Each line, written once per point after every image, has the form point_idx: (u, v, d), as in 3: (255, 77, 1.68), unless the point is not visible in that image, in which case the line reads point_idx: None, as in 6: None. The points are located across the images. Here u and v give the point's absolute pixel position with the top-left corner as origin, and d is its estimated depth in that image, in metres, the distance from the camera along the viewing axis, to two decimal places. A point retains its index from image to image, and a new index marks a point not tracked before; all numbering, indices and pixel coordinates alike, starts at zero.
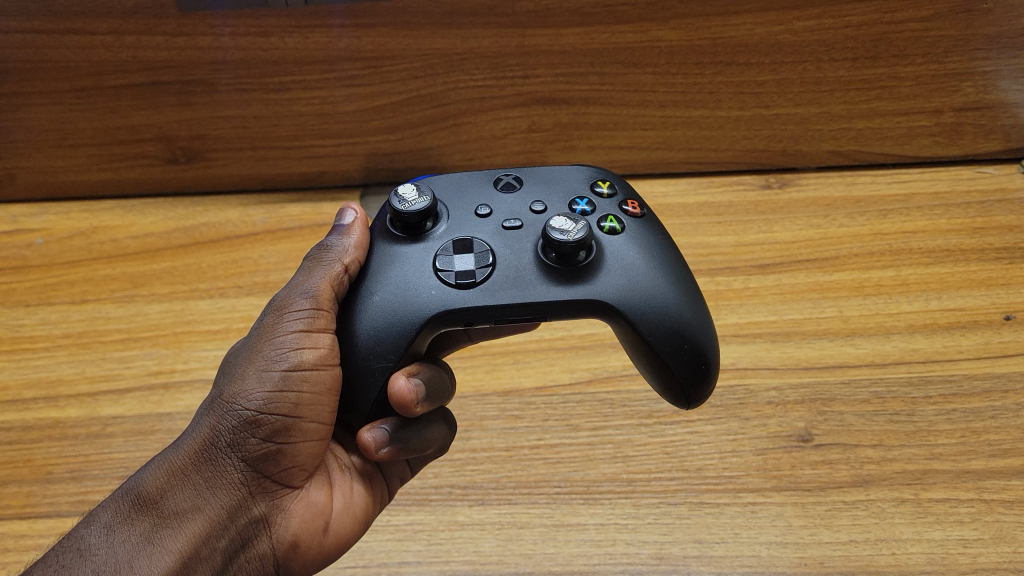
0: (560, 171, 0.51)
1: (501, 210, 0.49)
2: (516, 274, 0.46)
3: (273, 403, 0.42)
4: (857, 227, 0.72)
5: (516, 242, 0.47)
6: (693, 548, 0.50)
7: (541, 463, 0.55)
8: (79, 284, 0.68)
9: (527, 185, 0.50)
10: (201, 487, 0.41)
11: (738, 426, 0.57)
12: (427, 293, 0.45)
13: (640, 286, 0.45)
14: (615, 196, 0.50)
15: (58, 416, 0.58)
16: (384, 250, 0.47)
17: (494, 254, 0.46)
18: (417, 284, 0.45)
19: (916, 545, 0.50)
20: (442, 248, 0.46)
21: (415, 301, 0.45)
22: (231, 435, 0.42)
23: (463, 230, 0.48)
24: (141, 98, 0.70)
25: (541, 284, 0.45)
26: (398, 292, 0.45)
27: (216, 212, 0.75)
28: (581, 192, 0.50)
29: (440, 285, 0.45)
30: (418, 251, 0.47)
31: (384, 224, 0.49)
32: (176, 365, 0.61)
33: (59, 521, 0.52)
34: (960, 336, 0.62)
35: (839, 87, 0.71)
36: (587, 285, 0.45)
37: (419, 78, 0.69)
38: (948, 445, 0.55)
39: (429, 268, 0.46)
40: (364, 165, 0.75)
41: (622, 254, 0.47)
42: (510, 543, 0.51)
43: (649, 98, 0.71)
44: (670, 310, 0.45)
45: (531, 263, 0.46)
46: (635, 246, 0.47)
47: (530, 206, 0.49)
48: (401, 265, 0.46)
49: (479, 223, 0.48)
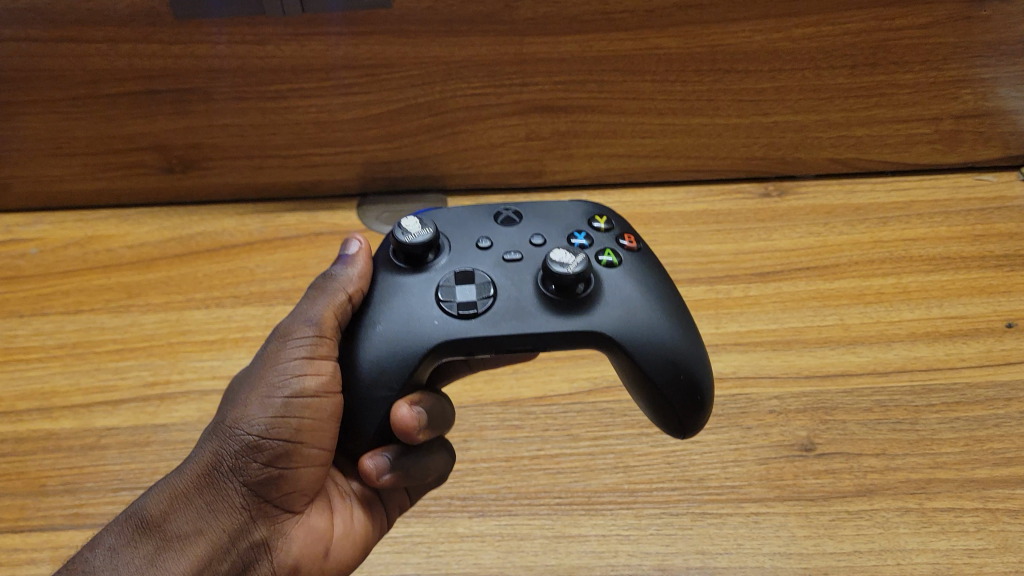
0: (559, 205, 0.51)
1: (501, 243, 0.48)
2: (517, 304, 0.45)
3: (274, 429, 0.41)
4: (857, 234, 0.71)
5: (516, 272, 0.47)
6: (695, 559, 0.49)
7: (542, 474, 0.54)
8: (74, 294, 0.68)
9: (527, 219, 0.50)
10: (204, 511, 0.41)
11: (740, 436, 0.56)
12: (429, 322, 0.44)
13: (638, 318, 0.45)
14: (613, 230, 0.50)
15: (52, 428, 0.57)
16: (385, 279, 0.47)
17: (496, 285, 0.46)
18: (419, 312, 0.45)
19: (921, 555, 0.49)
20: (444, 278, 0.46)
21: (416, 330, 0.44)
22: (234, 460, 0.41)
23: (463, 261, 0.47)
24: (136, 107, 0.70)
25: (542, 315, 0.45)
26: (400, 320, 0.45)
27: (213, 221, 0.75)
28: (579, 223, 0.49)
29: (442, 314, 0.44)
30: (420, 281, 0.46)
31: (387, 254, 0.48)
32: (171, 376, 0.60)
33: (54, 534, 0.51)
34: (962, 344, 0.61)
35: (837, 94, 0.71)
36: (584, 316, 0.45)
37: (416, 86, 0.68)
38: (952, 454, 0.54)
39: (430, 297, 0.45)
40: (361, 174, 0.75)
41: (620, 287, 0.46)
42: (511, 555, 0.50)
43: (647, 106, 0.71)
44: (664, 345, 0.45)
45: (530, 294, 0.45)
46: (632, 279, 0.47)
47: (530, 238, 0.48)
48: (404, 294, 0.46)
49: (480, 255, 0.48)
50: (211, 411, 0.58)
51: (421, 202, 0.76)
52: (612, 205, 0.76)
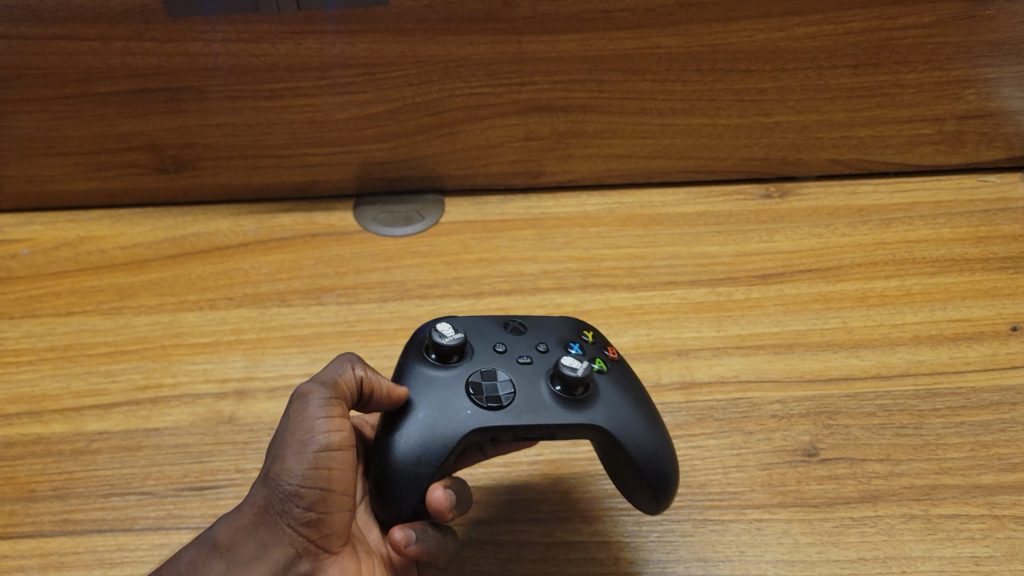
0: (553, 321, 0.55)
1: (513, 347, 0.51)
2: (533, 400, 0.47)
3: (311, 481, 0.41)
4: (860, 236, 0.71)
5: (531, 374, 0.49)
6: (697, 567, 0.48)
7: (540, 481, 0.53)
8: (65, 296, 0.66)
9: (530, 329, 0.53)
10: (244, 564, 0.40)
11: (742, 441, 0.55)
12: (461, 412, 0.46)
13: (639, 419, 0.48)
14: (600, 343, 0.53)
15: (41, 432, 0.56)
16: (411, 375, 0.49)
17: (514, 383, 0.48)
18: (451, 402, 0.47)
19: (927, 563, 0.48)
20: (471, 376, 0.48)
21: (451, 418, 0.46)
22: (275, 512, 0.41)
23: (485, 361, 0.50)
24: (129, 106, 0.69)
25: (556, 410, 0.47)
26: (435, 409, 0.46)
27: (207, 222, 0.74)
28: (573, 337, 0.53)
29: (472, 407, 0.47)
30: (446, 377, 0.48)
31: (409, 354, 0.51)
32: (164, 379, 0.59)
33: (42, 541, 0.49)
34: (966, 347, 0.61)
35: (839, 94, 0.70)
36: (589, 415, 0.47)
37: (414, 85, 0.67)
38: (957, 459, 0.53)
39: (460, 390, 0.48)
40: (357, 174, 0.74)
41: (617, 391, 0.49)
42: (509, 562, 0.49)
43: (648, 106, 0.70)
44: (650, 448, 0.47)
45: (543, 391, 0.48)
46: (625, 385, 0.50)
47: (537, 346, 0.51)
48: (433, 387, 0.48)
49: (497, 357, 0.50)
50: (204, 415, 0.57)
51: (418, 202, 0.75)
52: (612, 206, 0.75)
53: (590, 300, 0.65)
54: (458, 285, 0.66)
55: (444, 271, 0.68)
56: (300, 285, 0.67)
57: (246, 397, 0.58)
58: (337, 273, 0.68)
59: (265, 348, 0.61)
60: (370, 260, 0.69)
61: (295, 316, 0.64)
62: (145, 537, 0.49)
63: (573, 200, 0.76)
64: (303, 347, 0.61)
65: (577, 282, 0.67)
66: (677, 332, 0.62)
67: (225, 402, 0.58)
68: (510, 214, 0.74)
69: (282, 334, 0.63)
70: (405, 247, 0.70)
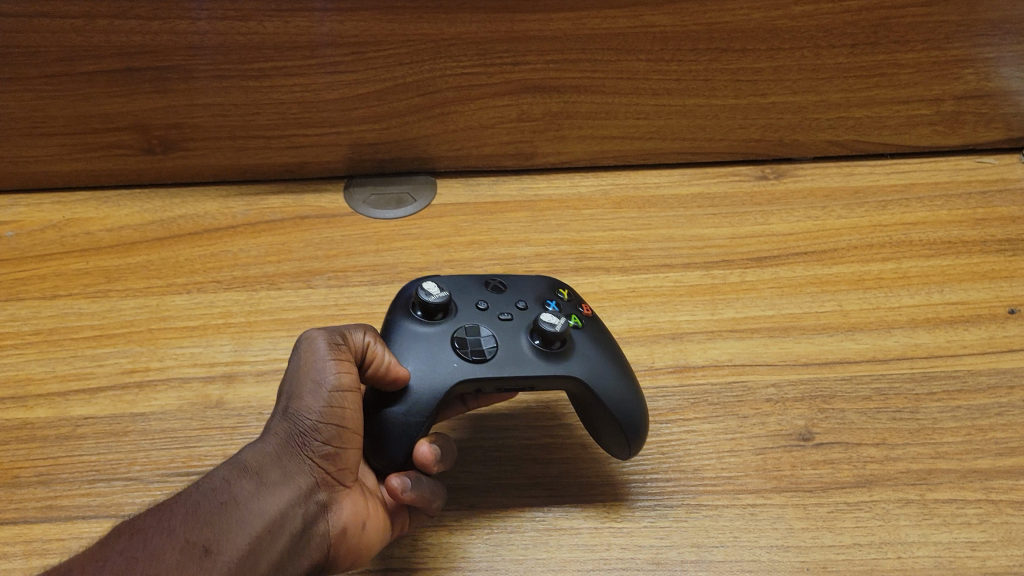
0: (530, 279, 0.56)
1: (494, 305, 0.53)
2: (515, 353, 0.50)
3: (328, 418, 0.43)
4: (856, 218, 0.70)
5: (512, 329, 0.51)
6: (690, 553, 0.47)
7: (531, 465, 0.53)
8: (51, 279, 0.65)
9: (510, 288, 0.55)
10: (273, 486, 0.41)
11: (737, 425, 0.54)
12: (448, 364, 0.48)
13: (613, 372, 0.50)
14: (576, 300, 0.55)
15: (26, 417, 0.55)
16: (398, 333, 0.51)
17: (496, 339, 0.50)
18: (438, 355, 0.49)
19: (923, 548, 0.47)
20: (455, 332, 0.50)
21: (439, 370, 0.48)
22: (298, 443, 0.43)
23: (469, 317, 0.52)
24: (114, 86, 0.67)
25: (536, 362, 0.49)
26: (424, 361, 0.48)
27: (195, 204, 0.73)
28: (549, 296, 0.54)
29: (457, 361, 0.49)
30: (431, 334, 0.50)
31: (395, 313, 0.52)
32: (151, 363, 0.58)
33: (26, 528, 0.48)
34: (963, 330, 0.60)
35: (837, 74, 0.69)
36: (567, 366, 0.49)
37: (404, 65, 0.66)
38: (953, 444, 0.53)
39: (445, 345, 0.49)
40: (348, 156, 0.73)
41: (593, 346, 0.51)
42: (501, 548, 0.48)
43: (642, 86, 0.69)
44: (621, 398, 0.49)
45: (524, 345, 0.50)
46: (601, 340, 0.52)
47: (516, 303, 0.53)
48: (419, 343, 0.50)
49: (479, 314, 0.52)
50: (191, 400, 0.56)
51: (410, 183, 0.74)
52: (606, 187, 0.74)
53: (583, 283, 0.65)
54: (449, 268, 0.65)
55: (435, 254, 0.67)
56: (289, 267, 0.66)
57: (234, 381, 0.57)
58: (327, 256, 0.67)
59: (253, 332, 0.61)
60: (360, 242, 0.68)
61: (284, 299, 0.63)
62: None
63: (566, 181, 0.75)
64: (292, 331, 0.61)
65: (570, 265, 0.66)
66: (671, 315, 0.62)
67: (213, 385, 0.57)
68: (503, 195, 0.73)
69: (271, 318, 0.62)
70: (396, 229, 0.69)
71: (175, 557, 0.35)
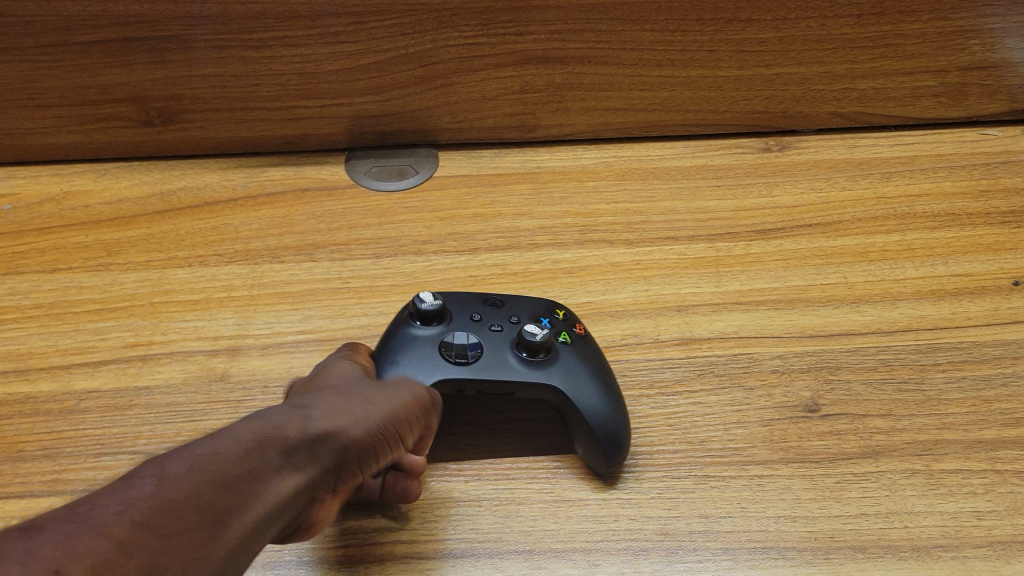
0: (529, 297, 0.57)
1: (487, 316, 0.54)
2: (497, 362, 0.51)
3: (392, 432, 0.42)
4: (860, 190, 0.70)
5: (500, 338, 0.52)
6: (698, 523, 0.47)
7: (536, 440, 0.53)
8: (50, 252, 0.65)
9: (508, 302, 0.55)
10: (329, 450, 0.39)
11: (743, 397, 0.54)
12: (431, 368, 0.50)
13: (591, 386, 0.51)
14: (570, 318, 0.55)
15: (29, 391, 0.55)
16: (395, 336, 0.52)
17: (480, 348, 0.51)
18: (423, 358, 0.50)
19: (929, 518, 0.47)
20: (444, 336, 0.52)
21: (421, 372, 0.50)
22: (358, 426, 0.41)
23: (461, 324, 0.53)
24: (112, 56, 0.66)
25: (514, 372, 0.50)
26: (409, 362, 0.50)
27: (194, 177, 0.72)
28: (546, 312, 0.55)
29: (440, 364, 0.50)
30: (423, 339, 0.52)
31: (398, 317, 0.54)
32: (154, 337, 0.58)
33: (32, 502, 0.48)
34: (968, 302, 0.60)
35: (842, 45, 0.69)
36: (544, 376, 0.50)
37: (407, 35, 0.66)
38: (959, 415, 0.53)
39: (433, 348, 0.51)
40: (348, 128, 0.72)
41: (577, 361, 0.52)
42: (509, 520, 0.48)
43: (646, 57, 0.68)
44: (596, 409, 0.50)
45: (508, 355, 0.51)
46: (587, 357, 0.52)
47: (509, 317, 0.54)
48: (409, 347, 0.51)
49: (472, 324, 0.53)
50: (196, 373, 0.56)
51: (411, 156, 0.73)
52: (609, 159, 0.73)
53: (587, 256, 0.64)
54: (453, 241, 0.65)
55: (439, 227, 0.66)
56: (291, 240, 0.66)
57: (239, 354, 0.57)
58: (329, 229, 0.67)
59: (257, 306, 0.60)
60: (362, 216, 0.68)
61: (288, 273, 0.63)
62: None
63: (569, 153, 0.74)
64: (296, 304, 0.60)
65: (574, 238, 0.66)
66: (676, 287, 0.62)
67: (217, 359, 0.57)
68: (505, 168, 0.72)
69: (274, 292, 0.61)
70: (398, 202, 0.69)
71: (244, 473, 0.33)
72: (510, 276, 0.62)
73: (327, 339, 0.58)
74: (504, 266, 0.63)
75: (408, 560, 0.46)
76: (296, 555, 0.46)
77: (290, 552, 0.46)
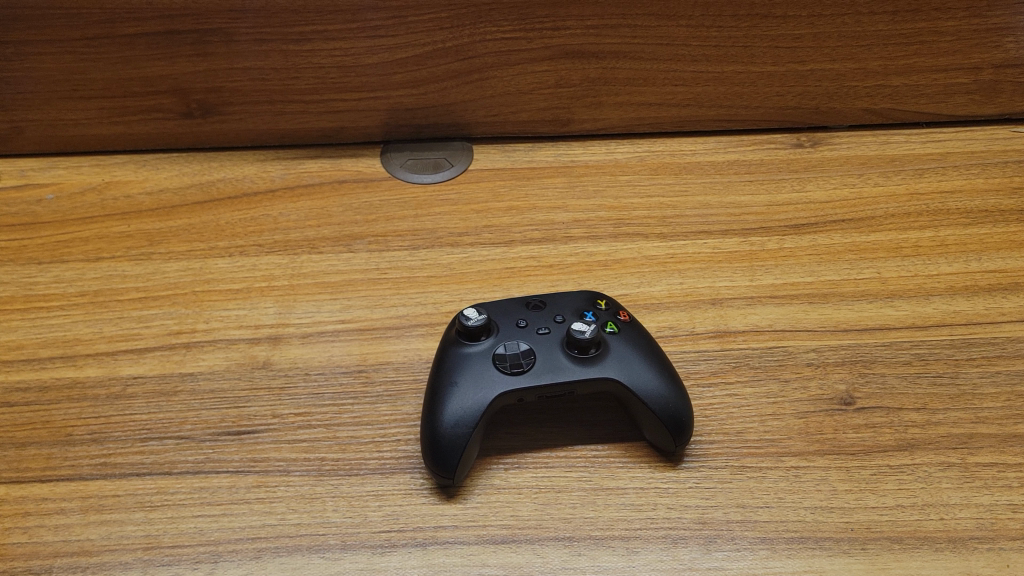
0: (566, 294, 0.57)
1: (533, 320, 0.54)
2: (553, 363, 0.51)
3: None
4: (893, 186, 0.70)
5: (550, 339, 0.53)
6: (735, 513, 0.48)
7: (600, 429, 0.53)
8: (94, 241, 0.66)
9: (549, 303, 0.56)
10: None
11: (779, 389, 0.55)
12: (491, 380, 0.50)
13: (646, 374, 0.51)
14: (612, 307, 0.56)
15: (77, 375, 0.56)
16: (449, 358, 0.52)
17: (533, 352, 0.52)
18: (480, 374, 0.51)
19: (965, 510, 0.47)
20: (495, 348, 0.52)
21: (482, 386, 0.50)
22: None
23: (508, 332, 0.53)
24: (156, 49, 0.68)
25: (573, 371, 0.51)
26: (468, 380, 0.50)
27: (233, 168, 0.73)
28: (587, 304, 0.56)
29: (499, 375, 0.50)
30: (475, 354, 0.52)
31: (449, 339, 0.54)
32: (197, 325, 0.59)
33: (82, 484, 0.49)
34: (1002, 298, 0.60)
35: (876, 42, 0.71)
36: (602, 369, 0.51)
37: (445, 29, 0.67)
38: (994, 409, 0.53)
39: (487, 362, 0.51)
40: (385, 120, 0.74)
41: (627, 351, 0.52)
42: (549, 507, 0.48)
43: (681, 53, 0.70)
44: (657, 395, 0.51)
45: (560, 355, 0.52)
46: (634, 344, 0.53)
47: (554, 317, 0.54)
48: (465, 365, 0.51)
49: (520, 331, 0.53)
50: (239, 360, 0.57)
51: (446, 149, 0.74)
52: (642, 153, 0.74)
53: (622, 249, 0.65)
54: (489, 233, 0.66)
55: (474, 220, 0.67)
56: (330, 232, 0.67)
57: (280, 342, 0.58)
58: (366, 221, 0.67)
59: (297, 296, 0.61)
60: (399, 208, 0.69)
61: (326, 263, 0.64)
62: (185, 480, 0.49)
63: (602, 147, 0.75)
64: (335, 294, 0.61)
65: (608, 231, 0.66)
66: (710, 281, 0.62)
67: (259, 347, 0.58)
68: (539, 162, 0.73)
69: (313, 282, 0.62)
70: (435, 194, 0.70)
71: None
72: (545, 268, 0.63)
73: (366, 328, 0.59)
74: (540, 258, 0.64)
75: (448, 544, 0.46)
76: (340, 539, 0.46)
77: (333, 536, 0.46)
